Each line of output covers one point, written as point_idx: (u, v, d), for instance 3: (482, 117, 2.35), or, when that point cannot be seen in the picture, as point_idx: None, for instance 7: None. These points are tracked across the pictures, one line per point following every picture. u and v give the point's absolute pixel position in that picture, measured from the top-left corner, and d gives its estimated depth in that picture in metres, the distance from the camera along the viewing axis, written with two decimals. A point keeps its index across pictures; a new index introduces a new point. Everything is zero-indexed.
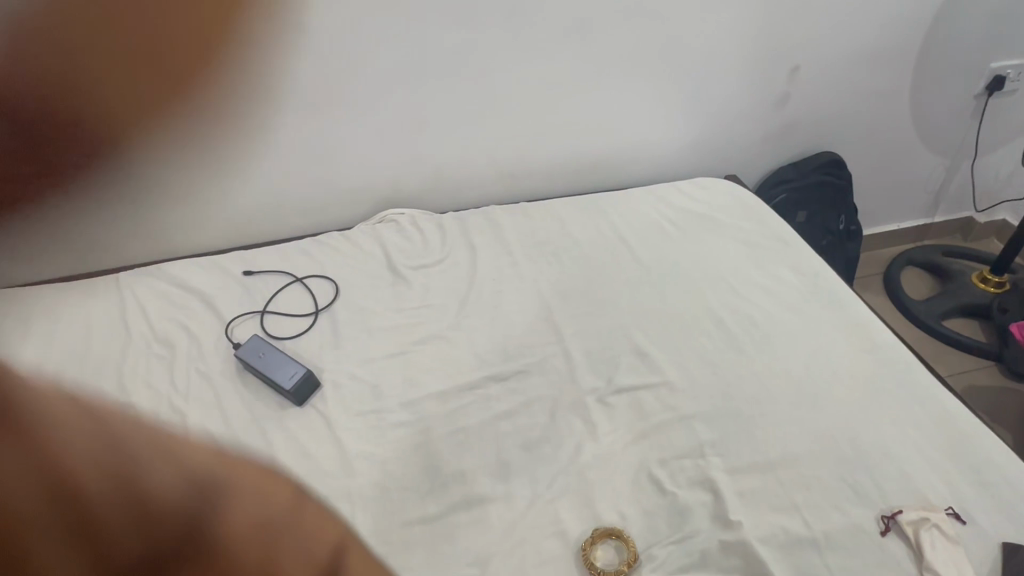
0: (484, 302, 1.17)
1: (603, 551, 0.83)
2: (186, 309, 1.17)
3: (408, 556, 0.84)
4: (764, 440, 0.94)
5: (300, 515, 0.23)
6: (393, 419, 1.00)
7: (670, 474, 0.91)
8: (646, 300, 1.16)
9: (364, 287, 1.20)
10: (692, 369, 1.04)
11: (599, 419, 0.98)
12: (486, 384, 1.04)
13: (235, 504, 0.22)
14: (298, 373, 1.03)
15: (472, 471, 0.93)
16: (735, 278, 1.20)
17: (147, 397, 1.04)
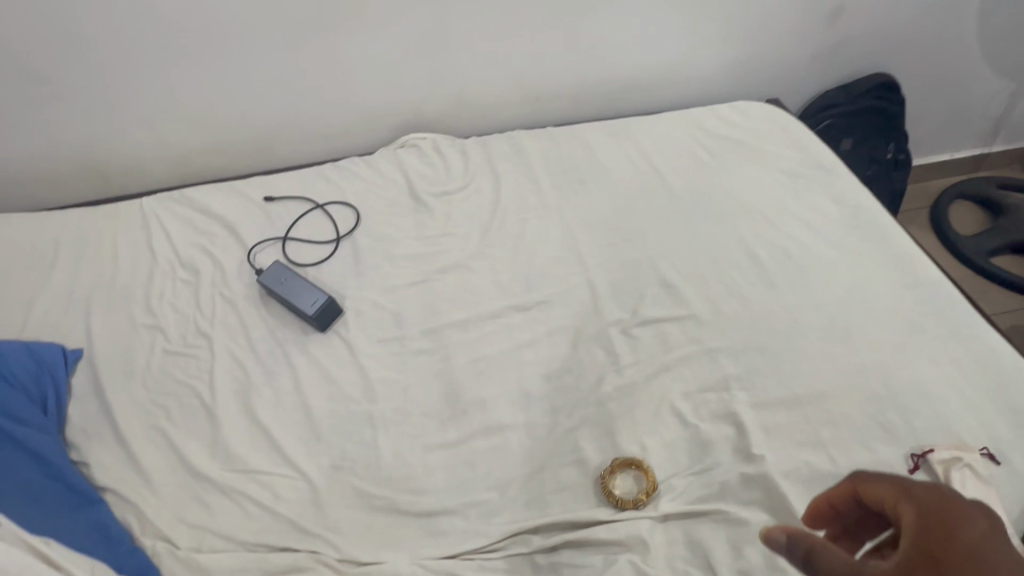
0: (507, 231, 1.14)
1: (621, 479, 0.83)
2: (209, 235, 1.17)
3: (429, 478, 0.87)
4: (792, 375, 0.91)
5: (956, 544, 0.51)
6: (414, 347, 1.00)
7: (692, 406, 0.89)
8: (675, 231, 1.12)
9: (386, 214, 1.18)
10: (720, 301, 1.01)
11: (621, 350, 0.96)
12: (508, 313, 1.03)
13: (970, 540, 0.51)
14: (319, 301, 1.02)
15: (492, 399, 0.93)
16: (771, 208, 1.14)
17: (176, 321, 1.06)
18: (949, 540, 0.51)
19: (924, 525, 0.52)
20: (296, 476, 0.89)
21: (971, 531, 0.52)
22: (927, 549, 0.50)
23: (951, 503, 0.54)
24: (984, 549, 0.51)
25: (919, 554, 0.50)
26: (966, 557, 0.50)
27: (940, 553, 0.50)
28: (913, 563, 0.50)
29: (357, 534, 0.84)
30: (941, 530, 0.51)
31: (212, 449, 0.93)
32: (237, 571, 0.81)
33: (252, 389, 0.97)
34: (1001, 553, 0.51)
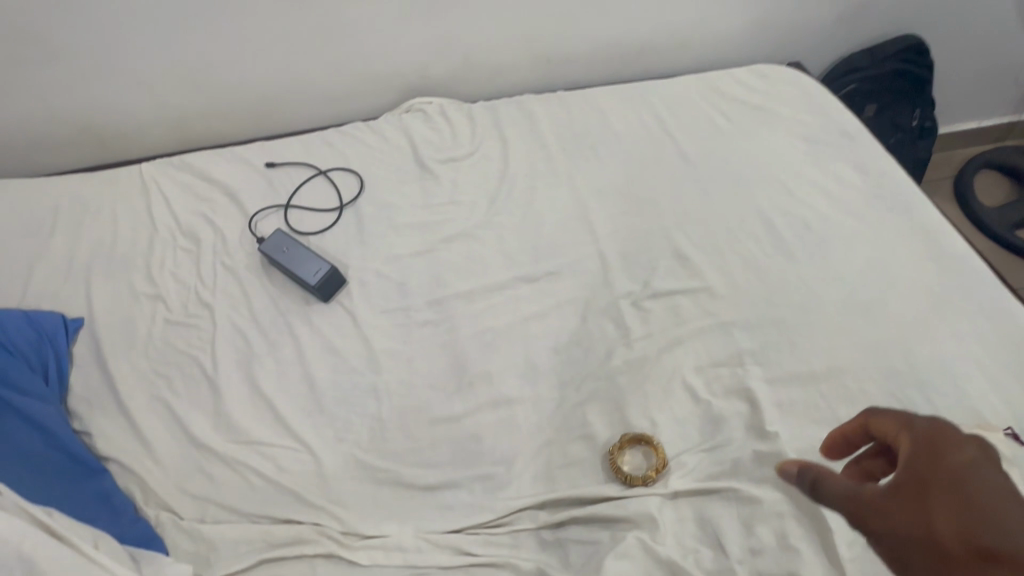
0: (516, 200, 1.10)
1: (630, 455, 0.81)
2: (210, 201, 1.14)
3: (434, 451, 0.86)
4: (809, 350, 0.88)
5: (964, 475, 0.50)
6: (419, 317, 0.98)
7: (705, 381, 0.87)
8: (690, 201, 1.08)
9: (390, 182, 1.14)
10: (735, 273, 0.97)
11: (632, 322, 0.94)
12: (516, 285, 1.00)
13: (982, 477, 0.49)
14: (322, 270, 1.00)
15: (499, 372, 0.91)
16: (790, 177, 1.09)
17: (177, 290, 1.05)
18: (939, 467, 0.51)
19: (915, 457, 0.52)
20: (299, 448, 0.88)
21: (964, 457, 0.51)
22: (917, 480, 0.51)
23: (949, 435, 0.53)
24: (973, 472, 0.50)
25: (906, 483, 0.52)
26: (949, 484, 0.49)
27: (923, 480, 0.51)
28: (902, 493, 0.52)
29: (360, 507, 0.83)
30: (931, 459, 0.52)
31: (215, 420, 0.92)
32: (240, 542, 0.81)
33: (254, 360, 0.96)
34: (994, 477, 0.49)
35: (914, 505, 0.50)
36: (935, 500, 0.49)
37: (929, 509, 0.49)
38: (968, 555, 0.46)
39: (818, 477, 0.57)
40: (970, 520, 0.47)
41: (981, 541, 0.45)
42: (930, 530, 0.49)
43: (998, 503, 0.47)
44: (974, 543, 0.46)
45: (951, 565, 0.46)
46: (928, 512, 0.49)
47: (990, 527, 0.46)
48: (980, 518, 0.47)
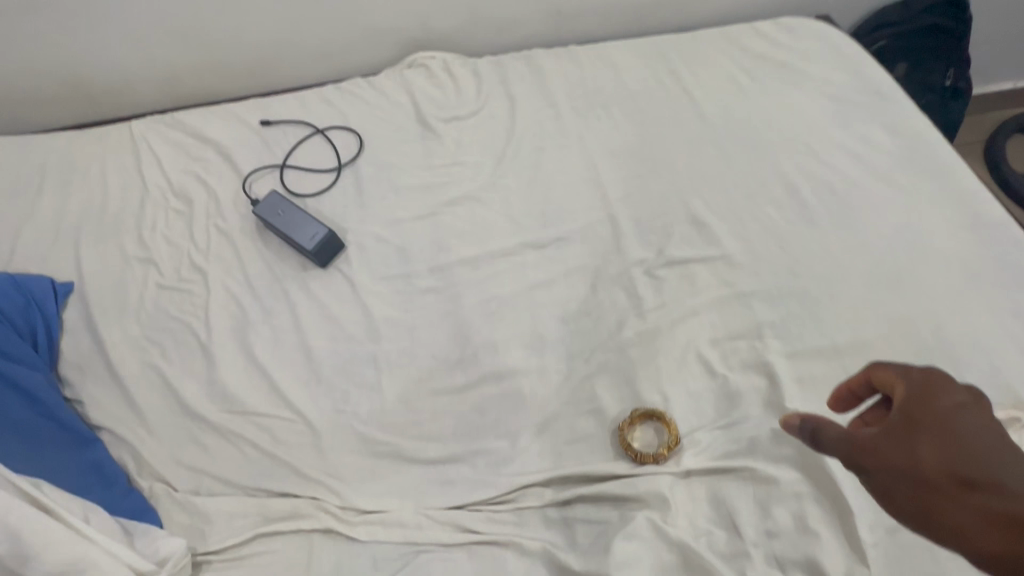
0: (523, 161, 1.04)
1: (641, 431, 0.77)
2: (202, 161, 1.09)
3: (436, 425, 0.83)
4: (832, 324, 0.83)
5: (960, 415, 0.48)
6: (421, 285, 0.93)
7: (721, 355, 0.82)
8: (708, 163, 1.01)
9: (391, 141, 1.08)
10: (755, 241, 0.92)
11: (645, 292, 0.89)
12: (522, 251, 0.95)
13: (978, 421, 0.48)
14: (318, 234, 0.95)
15: (504, 343, 0.87)
16: (816, 138, 1.02)
17: (169, 254, 1.00)
18: (932, 409, 0.49)
19: (907, 401, 0.50)
20: (296, 420, 0.85)
21: (954, 400, 0.49)
22: (908, 419, 0.49)
23: (940, 378, 0.50)
24: (963, 415, 0.48)
25: (898, 423, 0.49)
26: (940, 425, 0.47)
27: (916, 421, 0.48)
28: (894, 432, 0.49)
29: (359, 481, 0.80)
30: (922, 401, 0.49)
31: (210, 389, 0.89)
32: (235, 515, 0.79)
33: (248, 328, 0.92)
34: (984, 420, 0.48)
35: (904, 444, 0.48)
36: (924, 437, 0.47)
37: (917, 446, 0.47)
38: (954, 486, 0.45)
39: (824, 429, 0.52)
40: (959, 457, 0.46)
41: (964, 473, 0.45)
42: (919, 466, 0.47)
43: (986, 443, 0.46)
44: (958, 476, 0.45)
45: (937, 499, 0.45)
46: (916, 448, 0.48)
47: (975, 462, 0.45)
48: (967, 456, 0.46)
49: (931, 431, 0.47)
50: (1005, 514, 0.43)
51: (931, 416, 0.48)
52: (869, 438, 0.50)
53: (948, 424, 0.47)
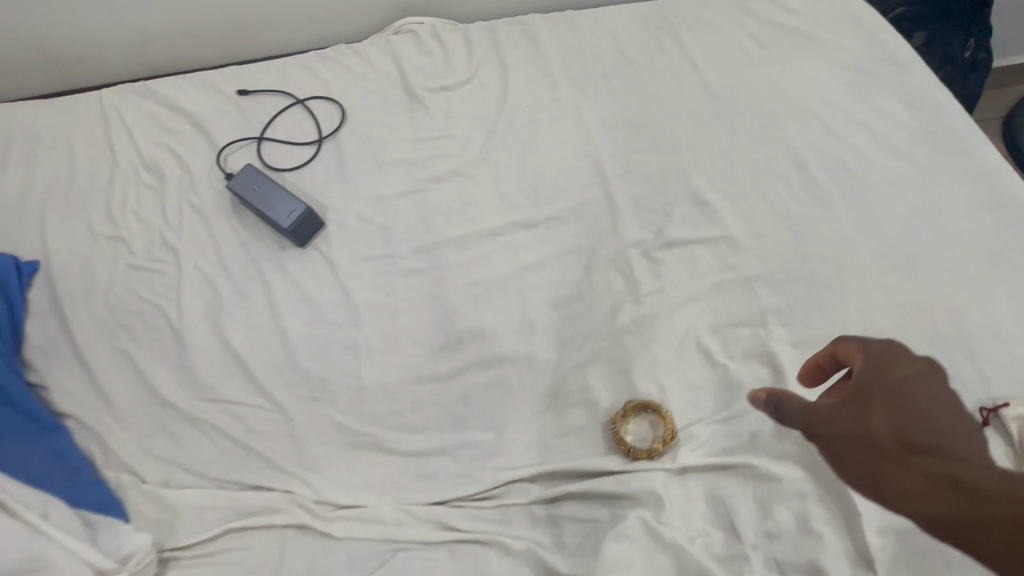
0: (515, 135, 0.98)
1: (635, 424, 0.73)
2: (175, 133, 1.02)
3: (418, 415, 0.78)
4: (842, 311, 0.77)
5: (916, 383, 0.53)
6: (405, 266, 0.88)
7: (722, 343, 0.77)
8: (712, 137, 0.95)
9: (375, 112, 1.01)
10: (761, 221, 0.86)
11: (642, 275, 0.83)
12: (513, 231, 0.89)
13: (932, 390, 0.52)
14: (295, 212, 0.89)
15: (491, 328, 0.82)
16: (829, 110, 0.96)
17: (140, 231, 0.95)
18: (885, 380, 0.53)
19: (864, 372, 0.55)
20: (271, 408, 0.81)
21: (909, 371, 0.53)
22: (862, 390, 0.54)
23: (897, 351, 0.55)
24: (916, 385, 0.53)
25: (853, 394, 0.54)
26: (892, 394, 0.52)
27: (870, 393, 0.53)
28: (851, 404, 0.54)
29: (336, 474, 0.76)
30: (877, 373, 0.54)
31: (182, 375, 0.84)
32: (205, 509, 0.74)
33: (222, 311, 0.87)
34: (933, 387, 0.53)
35: (858, 413, 0.53)
36: (877, 407, 0.52)
37: (870, 416, 0.52)
38: (903, 451, 0.50)
39: (785, 399, 0.57)
40: (907, 423, 0.51)
41: (912, 440, 0.50)
42: (871, 433, 0.51)
43: (935, 409, 0.51)
44: (907, 442, 0.50)
45: (887, 462, 0.50)
46: (869, 417, 0.52)
47: (921, 427, 0.50)
48: (916, 423, 0.50)
49: (889, 402, 0.52)
50: (945, 475, 0.48)
51: (888, 388, 0.53)
52: (826, 409, 0.54)
53: (898, 394, 0.52)
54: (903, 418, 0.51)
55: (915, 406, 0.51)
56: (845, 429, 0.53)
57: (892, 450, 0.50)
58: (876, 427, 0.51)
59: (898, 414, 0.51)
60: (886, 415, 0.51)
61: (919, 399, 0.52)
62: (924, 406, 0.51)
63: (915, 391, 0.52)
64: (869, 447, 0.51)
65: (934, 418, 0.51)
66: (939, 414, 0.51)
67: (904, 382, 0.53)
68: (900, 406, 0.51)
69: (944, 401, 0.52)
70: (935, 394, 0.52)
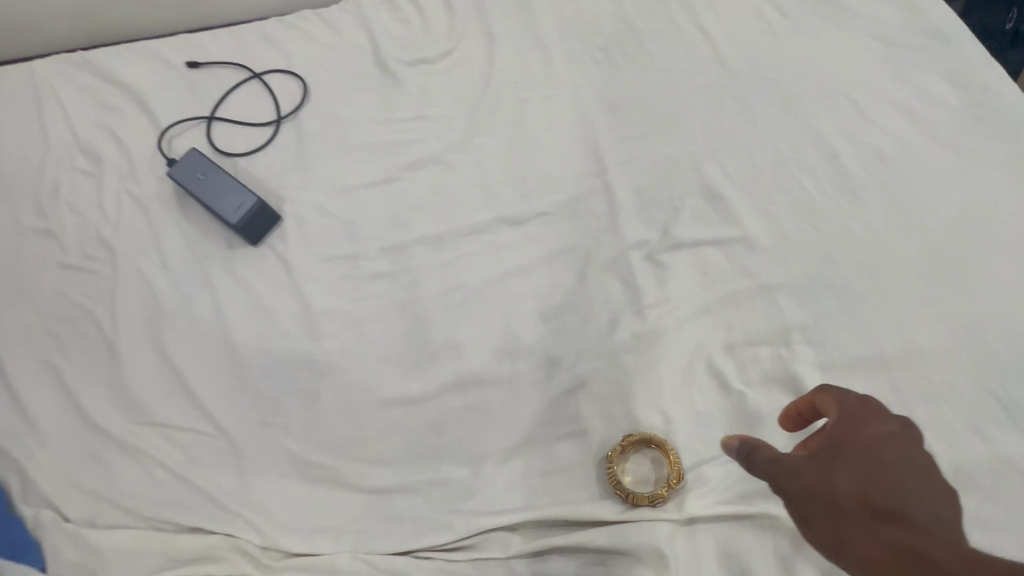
0: (502, 115, 0.85)
1: (634, 463, 0.63)
2: (115, 111, 0.90)
3: (384, 444, 0.68)
4: (877, 327, 0.66)
5: (896, 442, 0.49)
6: (372, 269, 0.76)
7: (737, 365, 0.66)
8: (726, 120, 0.82)
9: (341, 87, 0.89)
10: (784, 220, 0.74)
11: (644, 282, 0.72)
12: (497, 229, 0.77)
13: (914, 454, 0.48)
14: (245, 205, 0.77)
15: (470, 344, 0.71)
16: (863, 88, 0.83)
17: (72, 224, 0.83)
18: (860, 436, 0.49)
19: (836, 429, 0.50)
20: (215, 434, 0.70)
21: (882, 430, 0.49)
22: (835, 446, 0.49)
23: (870, 406, 0.51)
24: (890, 446, 0.48)
25: (824, 449, 0.49)
26: (863, 454, 0.48)
27: (842, 450, 0.49)
28: (821, 459, 0.49)
29: (288, 513, 0.66)
30: (851, 428, 0.50)
31: (115, 394, 0.73)
32: (136, 554, 0.64)
33: (162, 319, 0.76)
34: (910, 451, 0.48)
35: (825, 468, 0.48)
36: (843, 466, 0.48)
37: (836, 473, 0.48)
38: (867, 518, 0.46)
39: (757, 448, 0.52)
40: (876, 485, 0.46)
41: (878, 505, 0.46)
42: (836, 491, 0.47)
43: (908, 476, 0.47)
44: (871, 505, 0.46)
45: (851, 526, 0.46)
46: (835, 474, 0.48)
47: (889, 490, 0.46)
48: (884, 487, 0.46)
49: (863, 463, 0.47)
50: (911, 550, 0.44)
51: (862, 448, 0.48)
52: (791, 457, 0.50)
53: (869, 451, 0.48)
54: (879, 487, 0.46)
55: (891, 470, 0.47)
56: (803, 484, 0.48)
57: (861, 514, 0.46)
58: (844, 486, 0.47)
59: (869, 481, 0.47)
60: (853, 475, 0.47)
61: (898, 461, 0.48)
62: (901, 477, 0.47)
63: (890, 449, 0.48)
64: (837, 508, 0.47)
65: (912, 490, 0.47)
66: (917, 487, 0.47)
67: (881, 441, 0.49)
68: (871, 474, 0.47)
69: (924, 471, 0.48)
70: (909, 458, 0.48)
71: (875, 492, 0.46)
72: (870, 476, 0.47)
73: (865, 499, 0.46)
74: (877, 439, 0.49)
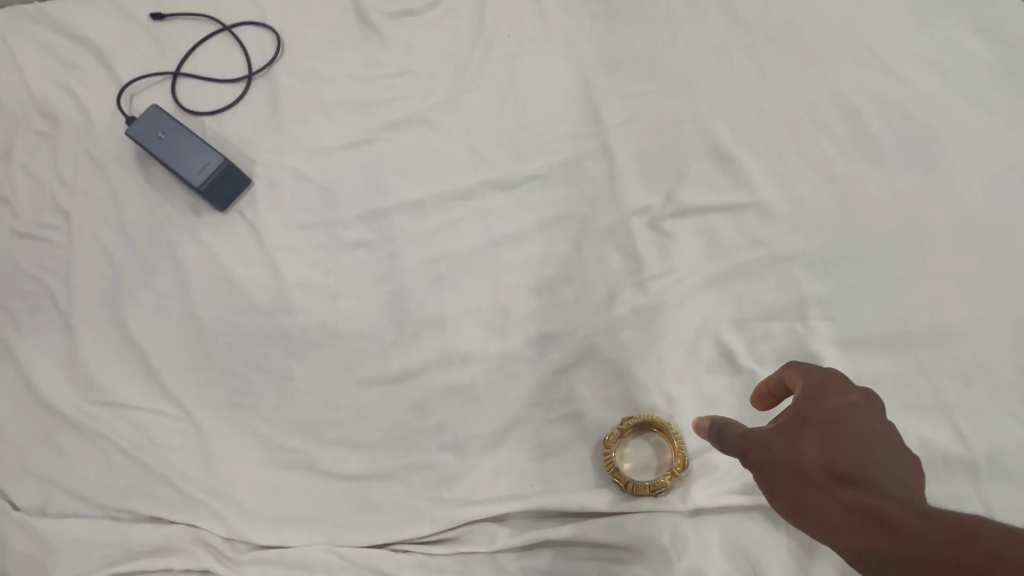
0: (493, 69, 0.77)
1: (634, 448, 0.58)
2: (68, 62, 0.81)
3: (362, 426, 0.62)
4: (900, 302, 0.61)
5: (862, 410, 0.45)
6: (351, 238, 0.70)
7: (747, 342, 0.61)
8: (740, 72, 0.74)
9: (316, 39, 0.81)
10: (801, 184, 0.68)
11: (648, 252, 0.66)
12: (485, 194, 0.71)
13: (881, 422, 0.45)
14: (213, 168, 0.71)
15: (457, 319, 0.65)
16: (894, 38, 0.74)
17: (24, 187, 0.75)
18: (825, 406, 0.45)
19: (801, 401, 0.47)
20: (178, 416, 0.64)
21: (848, 399, 0.46)
22: (799, 417, 0.46)
23: (838, 377, 0.47)
24: (856, 414, 0.45)
25: (789, 420, 0.46)
26: (829, 423, 0.45)
27: (805, 420, 0.45)
28: (784, 430, 0.46)
29: (256, 501, 0.60)
30: (816, 399, 0.46)
31: (69, 372, 0.67)
32: (91, 545, 0.59)
33: (123, 291, 0.70)
34: (876, 419, 0.45)
35: (791, 440, 0.45)
36: (808, 437, 0.45)
37: (802, 444, 0.45)
38: (831, 485, 0.43)
39: (728, 426, 0.48)
40: (840, 451, 0.43)
41: (841, 470, 0.43)
42: (798, 462, 0.44)
43: (874, 443, 0.44)
44: (835, 473, 0.43)
45: (814, 493, 0.43)
46: (801, 445, 0.45)
47: (853, 455, 0.43)
48: (850, 454, 0.43)
49: (825, 432, 0.44)
50: (871, 514, 0.42)
51: (827, 418, 0.45)
52: (756, 433, 0.46)
53: (835, 420, 0.45)
54: (843, 453, 0.43)
55: (856, 437, 0.44)
56: (767, 457, 0.45)
57: (825, 483, 0.43)
58: (808, 455, 0.44)
59: (834, 449, 0.43)
60: (817, 445, 0.44)
61: (864, 429, 0.44)
62: (866, 443, 0.44)
63: (856, 417, 0.45)
64: (802, 479, 0.44)
65: (877, 455, 0.44)
66: (883, 451, 0.44)
67: (846, 409, 0.45)
68: (835, 442, 0.44)
69: (891, 437, 0.45)
70: (876, 424, 0.45)
71: (843, 458, 0.43)
72: (835, 445, 0.44)
73: (829, 467, 0.43)
74: (841, 407, 0.45)
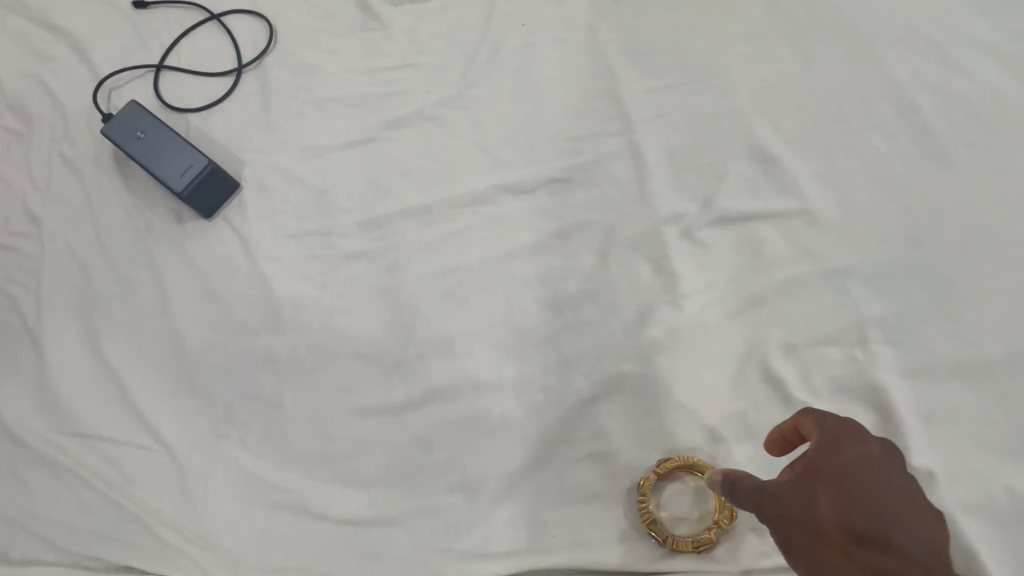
0: (506, 61, 0.70)
1: (672, 494, 0.51)
2: (43, 54, 0.74)
3: (361, 463, 0.55)
4: (973, 323, 0.53)
5: (880, 463, 0.41)
6: (348, 249, 0.63)
7: (798, 370, 0.54)
8: (782, 62, 0.66)
9: (311, 29, 0.74)
10: (855, 188, 0.60)
11: (681, 266, 0.59)
12: (497, 200, 0.64)
13: (898, 476, 0.41)
14: (197, 170, 0.64)
15: (467, 341, 0.58)
16: (956, 20, 0.66)
17: None
18: (842, 458, 0.41)
19: (817, 451, 0.41)
20: (155, 449, 0.57)
21: (864, 451, 0.41)
22: (815, 468, 0.41)
23: (852, 424, 0.42)
24: (873, 467, 0.40)
25: (802, 472, 0.41)
26: (847, 478, 0.40)
27: (823, 474, 0.40)
28: (799, 483, 0.41)
29: (241, 548, 0.53)
30: (831, 449, 0.41)
31: (35, 397, 0.60)
32: None
33: (98, 308, 0.63)
34: (894, 474, 0.41)
35: (807, 495, 0.40)
36: (826, 493, 0.40)
37: (819, 499, 0.40)
38: (852, 547, 0.38)
39: (741, 479, 0.44)
40: (858, 510, 0.39)
41: (861, 531, 0.38)
42: (814, 519, 0.40)
43: (894, 500, 0.39)
44: (856, 533, 0.38)
45: (831, 555, 0.39)
46: (818, 501, 0.40)
47: (871, 514, 0.39)
48: (870, 512, 0.39)
49: (843, 488, 0.39)
50: None
51: (843, 471, 0.40)
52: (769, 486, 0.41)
53: (853, 475, 0.40)
54: (864, 512, 0.39)
55: (875, 494, 0.39)
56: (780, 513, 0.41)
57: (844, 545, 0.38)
58: (825, 513, 0.39)
59: (853, 507, 0.39)
60: (835, 502, 0.39)
61: (883, 484, 0.40)
62: (887, 501, 0.39)
63: (875, 472, 0.40)
64: (818, 539, 0.39)
65: (898, 514, 0.39)
66: (904, 509, 0.39)
67: (864, 462, 0.40)
68: (855, 499, 0.39)
69: (910, 493, 0.40)
70: (895, 480, 0.40)
71: (865, 518, 0.38)
72: (855, 503, 0.39)
73: (848, 527, 0.38)
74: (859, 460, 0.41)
